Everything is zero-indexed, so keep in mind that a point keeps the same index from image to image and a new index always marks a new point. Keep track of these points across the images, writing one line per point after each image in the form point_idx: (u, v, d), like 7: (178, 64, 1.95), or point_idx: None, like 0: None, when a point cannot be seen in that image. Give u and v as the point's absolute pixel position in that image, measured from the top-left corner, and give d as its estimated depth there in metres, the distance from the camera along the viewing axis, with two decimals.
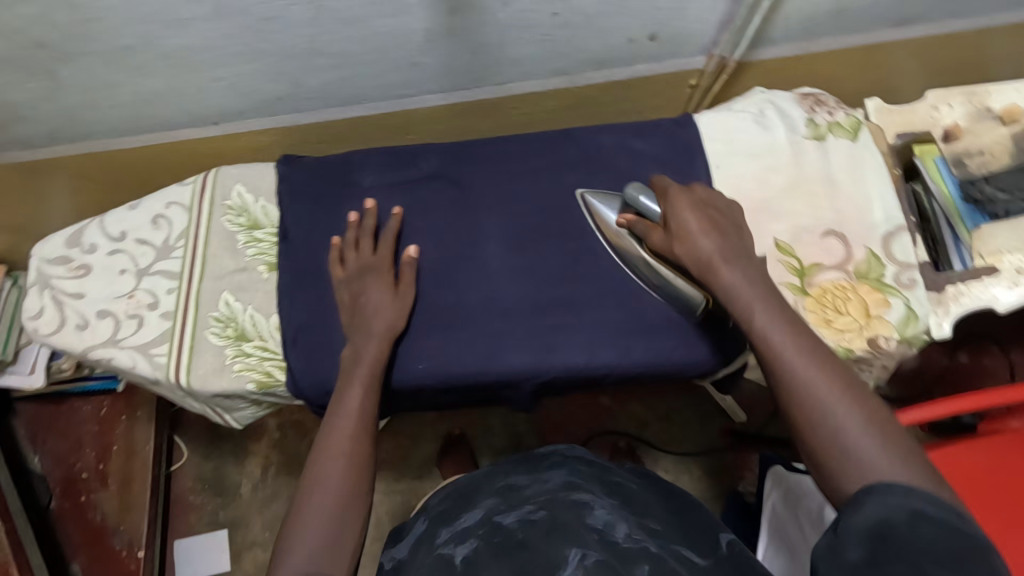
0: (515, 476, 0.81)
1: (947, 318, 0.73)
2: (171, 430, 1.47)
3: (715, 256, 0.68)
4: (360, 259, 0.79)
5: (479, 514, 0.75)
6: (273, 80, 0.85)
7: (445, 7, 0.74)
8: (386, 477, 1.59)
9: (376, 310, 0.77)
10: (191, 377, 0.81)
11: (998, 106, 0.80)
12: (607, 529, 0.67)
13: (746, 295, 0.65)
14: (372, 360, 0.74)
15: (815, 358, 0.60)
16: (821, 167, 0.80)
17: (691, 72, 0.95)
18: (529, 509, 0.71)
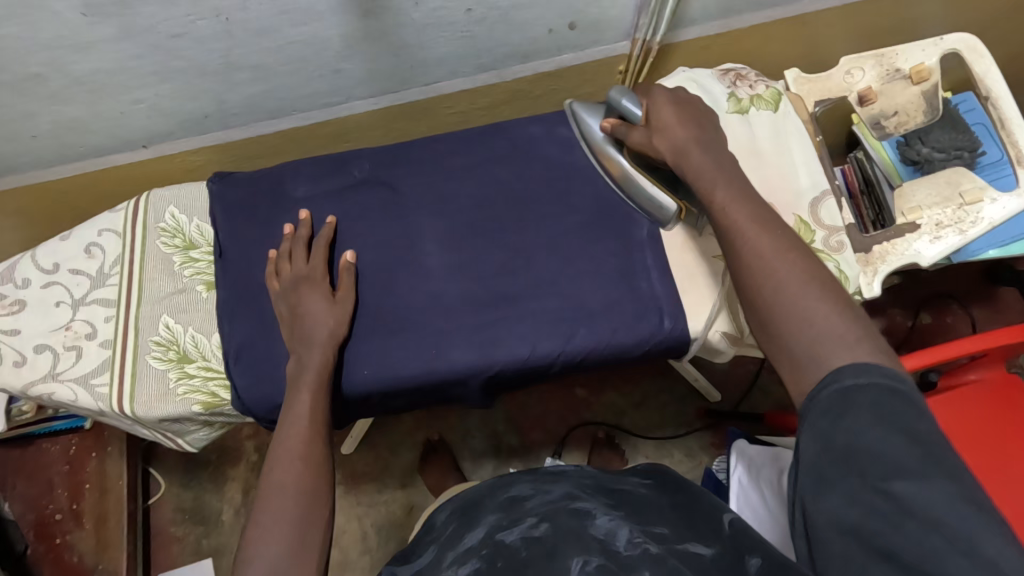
0: (516, 490, 0.80)
1: (877, 278, 0.74)
2: (146, 462, 1.44)
3: (690, 142, 0.66)
4: (294, 270, 0.79)
5: (480, 532, 0.72)
6: (195, 98, 0.84)
7: (357, 12, 0.74)
8: (369, 489, 1.57)
9: (316, 315, 0.76)
10: (135, 404, 0.80)
11: (908, 64, 0.81)
12: (610, 537, 0.66)
13: (719, 183, 0.63)
14: (317, 366, 0.73)
15: (785, 244, 0.58)
16: (746, 139, 0.81)
17: (618, 57, 0.95)
18: (531, 524, 0.70)
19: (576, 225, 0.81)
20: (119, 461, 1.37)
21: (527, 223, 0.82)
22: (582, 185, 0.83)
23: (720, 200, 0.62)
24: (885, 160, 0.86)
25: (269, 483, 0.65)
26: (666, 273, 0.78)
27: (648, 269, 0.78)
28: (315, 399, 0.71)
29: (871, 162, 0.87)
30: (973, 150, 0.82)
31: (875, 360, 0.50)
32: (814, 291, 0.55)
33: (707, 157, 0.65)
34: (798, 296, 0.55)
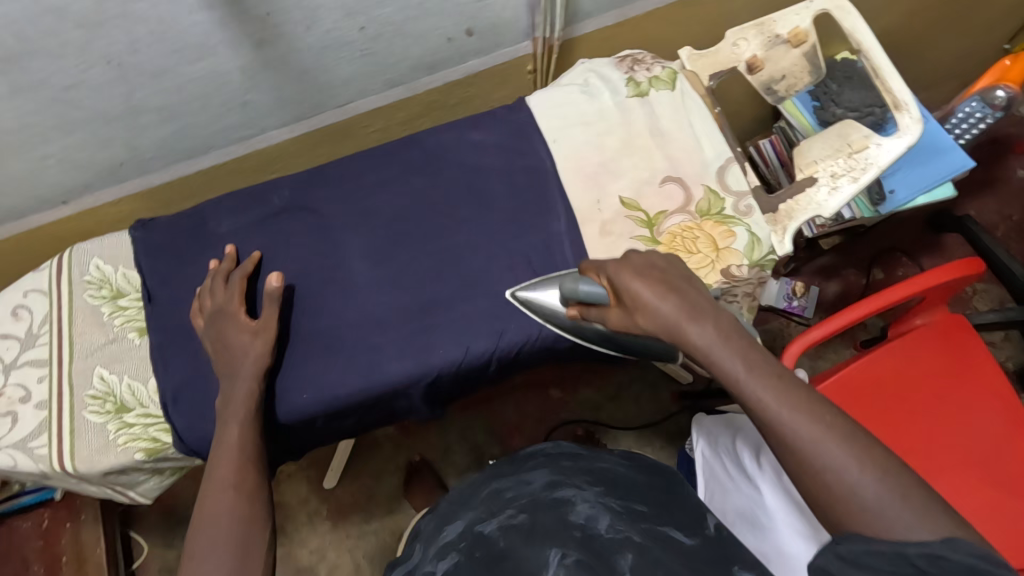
0: (499, 480, 0.82)
1: (786, 235, 0.76)
2: (124, 527, 1.43)
3: (676, 316, 0.58)
4: (214, 303, 0.78)
5: (461, 526, 0.74)
6: (104, 146, 0.84)
7: (250, 42, 0.75)
8: (356, 521, 1.55)
9: (238, 347, 0.75)
10: (76, 461, 0.79)
11: (785, 30, 0.80)
12: (590, 523, 0.69)
13: (729, 358, 0.55)
14: (245, 395, 0.73)
15: (812, 411, 0.53)
16: (647, 120, 0.84)
17: (524, 58, 0.98)
18: (511, 515, 0.72)
19: (496, 223, 0.83)
20: (95, 528, 1.35)
21: (450, 228, 0.84)
22: (499, 184, 0.85)
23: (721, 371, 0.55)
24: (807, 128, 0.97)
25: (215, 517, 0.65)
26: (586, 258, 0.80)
27: (568, 256, 0.81)
28: (245, 427, 0.71)
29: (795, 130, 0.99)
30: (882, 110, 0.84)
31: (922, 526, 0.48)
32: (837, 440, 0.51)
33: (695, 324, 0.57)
34: (834, 460, 0.51)
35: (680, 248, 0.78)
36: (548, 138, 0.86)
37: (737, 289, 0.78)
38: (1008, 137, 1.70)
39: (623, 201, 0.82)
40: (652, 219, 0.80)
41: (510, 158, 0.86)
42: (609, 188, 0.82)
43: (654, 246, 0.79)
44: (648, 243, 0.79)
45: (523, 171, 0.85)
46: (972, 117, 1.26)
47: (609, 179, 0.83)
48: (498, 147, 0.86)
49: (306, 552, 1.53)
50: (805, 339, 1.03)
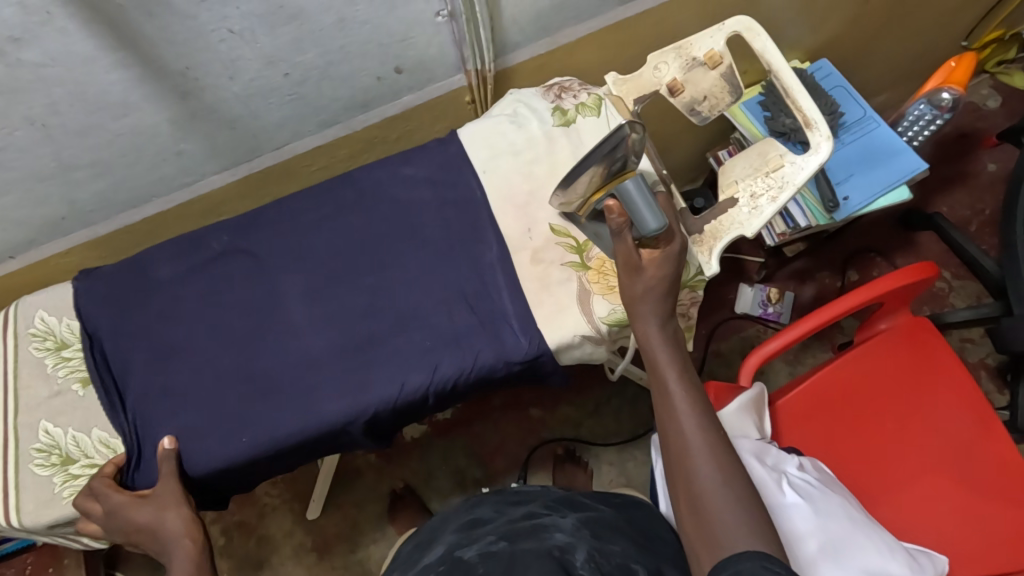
0: (479, 513, 0.88)
1: (712, 256, 0.76)
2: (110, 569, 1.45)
3: (647, 297, 0.71)
4: (111, 502, 0.75)
5: (441, 552, 0.80)
6: (44, 203, 0.87)
7: (174, 95, 0.77)
8: (340, 551, 1.54)
9: (153, 521, 0.75)
10: (22, 515, 0.79)
11: (701, 52, 0.80)
12: (569, 546, 0.73)
13: (667, 361, 0.68)
14: (187, 562, 0.72)
15: (712, 440, 0.63)
16: (571, 148, 0.85)
17: (461, 90, 0.99)
18: (489, 543, 0.77)
19: (429, 255, 0.84)
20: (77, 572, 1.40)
21: (387, 264, 0.85)
22: (431, 218, 0.86)
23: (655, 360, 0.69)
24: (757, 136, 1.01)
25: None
26: (518, 288, 0.81)
27: (499, 287, 0.81)
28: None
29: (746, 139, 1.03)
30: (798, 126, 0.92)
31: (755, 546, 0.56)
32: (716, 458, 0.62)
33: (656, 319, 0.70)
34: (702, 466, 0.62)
35: (609, 272, 0.79)
36: (479, 169, 0.87)
37: None
38: (972, 131, 1.70)
39: (553, 227, 0.83)
40: (582, 245, 0.81)
41: (443, 192, 0.87)
42: (539, 216, 0.83)
43: (584, 271, 0.80)
44: (578, 268, 0.80)
45: (456, 203, 0.86)
46: (922, 119, 1.26)
47: (538, 208, 0.84)
48: (430, 180, 0.87)
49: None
50: (760, 354, 1.00)
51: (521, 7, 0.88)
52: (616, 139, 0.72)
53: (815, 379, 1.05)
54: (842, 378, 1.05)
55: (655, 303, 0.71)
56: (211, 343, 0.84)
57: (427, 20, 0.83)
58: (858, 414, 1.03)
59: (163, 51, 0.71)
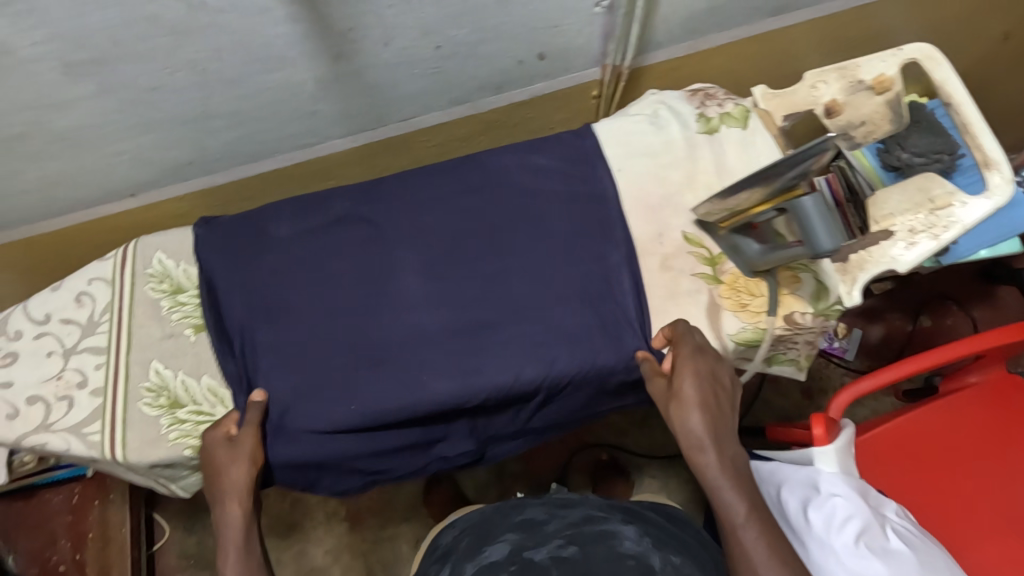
0: (531, 512, 0.87)
1: (855, 287, 0.73)
2: (149, 508, 1.52)
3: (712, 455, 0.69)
4: (214, 438, 0.78)
5: (505, 548, 0.80)
6: (176, 146, 0.87)
7: (328, 55, 0.77)
8: (371, 525, 1.53)
9: (222, 467, 0.76)
10: (127, 451, 0.81)
11: (868, 76, 0.78)
12: (642, 558, 0.77)
13: (726, 487, 0.69)
14: (237, 523, 0.75)
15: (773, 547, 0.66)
16: (712, 157, 0.83)
17: (591, 83, 0.98)
18: (560, 544, 0.78)
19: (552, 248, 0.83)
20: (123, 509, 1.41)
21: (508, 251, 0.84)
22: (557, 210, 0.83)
23: (722, 511, 0.68)
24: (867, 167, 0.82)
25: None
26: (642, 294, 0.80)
27: (624, 289, 0.79)
28: (240, 548, 0.75)
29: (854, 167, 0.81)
30: (953, 153, 0.75)
31: None
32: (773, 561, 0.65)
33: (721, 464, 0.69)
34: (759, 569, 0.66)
35: (742, 288, 0.77)
36: (612, 165, 0.85)
37: (799, 337, 0.77)
38: None
39: (686, 235, 0.81)
40: (716, 258, 0.79)
41: (572, 186, 0.85)
42: (670, 224, 0.81)
43: (716, 285, 0.78)
44: (710, 281, 0.78)
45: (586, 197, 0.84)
46: None
47: (671, 214, 0.82)
48: (559, 172, 0.86)
49: (323, 554, 1.51)
50: (849, 392, 0.94)
51: (677, 7, 0.86)
52: (812, 151, 0.60)
53: (886, 428, 0.95)
54: (918, 428, 0.95)
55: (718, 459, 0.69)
56: (326, 305, 0.83)
57: (585, 9, 0.81)
58: (937, 471, 0.92)
59: (334, 10, 0.70)
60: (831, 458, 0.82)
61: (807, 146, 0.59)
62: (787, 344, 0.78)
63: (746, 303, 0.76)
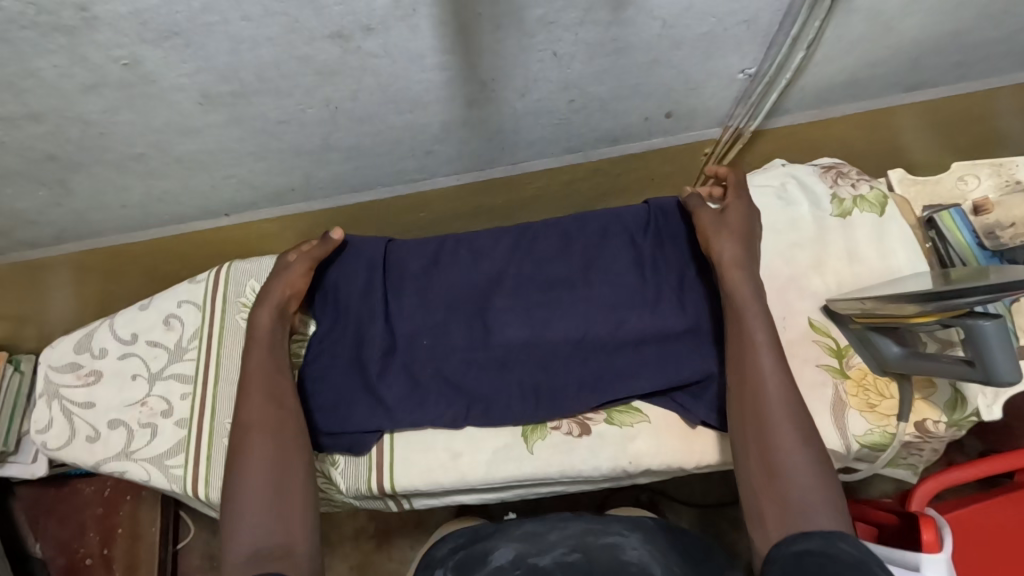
0: (533, 522, 0.81)
1: (997, 401, 0.70)
2: (178, 507, 1.36)
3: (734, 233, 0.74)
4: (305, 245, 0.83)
5: (510, 552, 0.76)
6: (285, 174, 0.84)
7: (463, 101, 0.74)
8: (402, 546, 1.31)
9: (272, 283, 0.80)
10: (210, 490, 0.78)
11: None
12: (644, 565, 0.73)
13: (747, 304, 0.69)
14: (262, 340, 0.75)
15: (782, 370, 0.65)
16: (845, 242, 0.79)
17: (706, 142, 0.94)
18: (563, 551, 0.75)
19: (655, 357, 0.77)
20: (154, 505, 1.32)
21: (586, 260, 0.82)
22: (632, 257, 0.82)
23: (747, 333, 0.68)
24: (963, 244, 0.78)
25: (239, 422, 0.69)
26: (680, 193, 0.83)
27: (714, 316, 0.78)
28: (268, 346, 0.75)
29: (946, 244, 0.78)
30: None
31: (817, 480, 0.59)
32: (797, 425, 0.62)
33: (759, 318, 0.68)
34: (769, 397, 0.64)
35: (870, 387, 0.73)
36: None
37: (927, 444, 0.73)
38: None
39: (813, 323, 0.77)
40: (843, 349, 0.75)
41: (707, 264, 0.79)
42: (798, 307, 0.77)
43: (843, 379, 0.74)
44: (835, 374, 0.74)
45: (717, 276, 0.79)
46: None
47: (797, 296, 0.78)
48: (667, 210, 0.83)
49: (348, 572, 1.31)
50: (942, 481, 0.85)
51: (817, 78, 0.83)
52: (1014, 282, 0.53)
53: (959, 519, 0.88)
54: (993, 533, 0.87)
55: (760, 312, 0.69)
56: (453, 395, 0.79)
57: (730, 74, 0.78)
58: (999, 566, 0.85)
59: (485, 60, 0.67)
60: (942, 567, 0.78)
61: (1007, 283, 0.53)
62: (912, 449, 0.74)
63: (874, 404, 0.72)
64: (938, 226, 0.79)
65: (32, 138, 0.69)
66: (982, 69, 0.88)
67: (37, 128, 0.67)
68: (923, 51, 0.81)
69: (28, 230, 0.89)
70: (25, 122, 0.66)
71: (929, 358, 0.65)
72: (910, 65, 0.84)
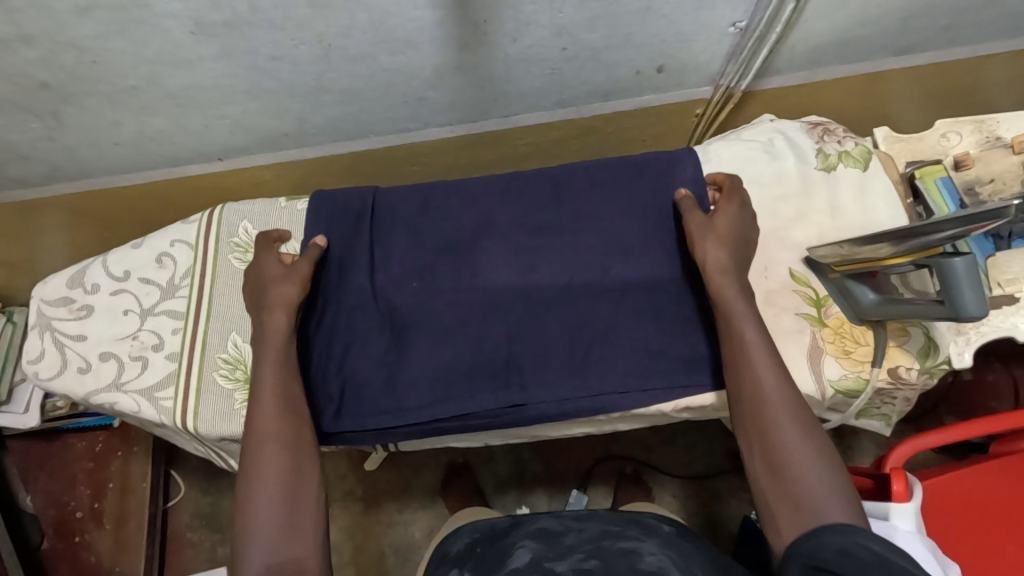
0: (547, 524, 0.83)
1: (968, 348, 0.72)
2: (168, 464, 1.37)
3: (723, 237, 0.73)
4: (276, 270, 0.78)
5: (526, 556, 0.74)
6: (279, 116, 0.85)
7: (455, 43, 0.75)
8: (389, 508, 1.33)
9: (257, 291, 0.78)
10: (198, 421, 0.79)
11: (1008, 134, 0.81)
12: (662, 569, 0.69)
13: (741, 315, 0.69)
14: (287, 286, 0.77)
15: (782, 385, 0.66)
16: (828, 196, 0.81)
17: (698, 101, 0.95)
18: (580, 558, 0.72)
19: (640, 302, 0.79)
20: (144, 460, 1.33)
21: (577, 211, 0.83)
22: (625, 207, 0.83)
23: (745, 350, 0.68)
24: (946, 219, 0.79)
25: (258, 430, 0.69)
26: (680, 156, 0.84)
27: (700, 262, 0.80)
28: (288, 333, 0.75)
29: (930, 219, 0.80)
30: None
31: (828, 485, 0.61)
32: (798, 432, 0.64)
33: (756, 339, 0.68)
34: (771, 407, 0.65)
35: (847, 335, 0.75)
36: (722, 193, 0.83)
37: (899, 392, 0.75)
38: None
39: (793, 273, 0.78)
40: (822, 300, 0.77)
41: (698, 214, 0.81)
42: (778, 259, 0.79)
43: (820, 327, 0.75)
44: (813, 322, 0.76)
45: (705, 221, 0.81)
46: None
47: (779, 249, 0.80)
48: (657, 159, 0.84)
49: (335, 530, 1.32)
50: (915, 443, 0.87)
51: (806, 37, 0.84)
52: (980, 215, 0.55)
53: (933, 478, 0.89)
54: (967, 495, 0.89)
55: (760, 339, 0.68)
56: (439, 342, 0.80)
57: (720, 27, 0.79)
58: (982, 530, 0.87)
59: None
60: (910, 515, 0.80)
61: (973, 214, 0.55)
62: (885, 397, 0.76)
63: (850, 351, 0.74)
64: (924, 200, 0.80)
65: (26, 63, 0.70)
66: (973, 33, 0.88)
67: (30, 52, 0.68)
68: (912, 12, 0.82)
69: (24, 167, 0.90)
70: (19, 45, 0.67)
71: (903, 302, 0.67)
72: (899, 28, 0.85)
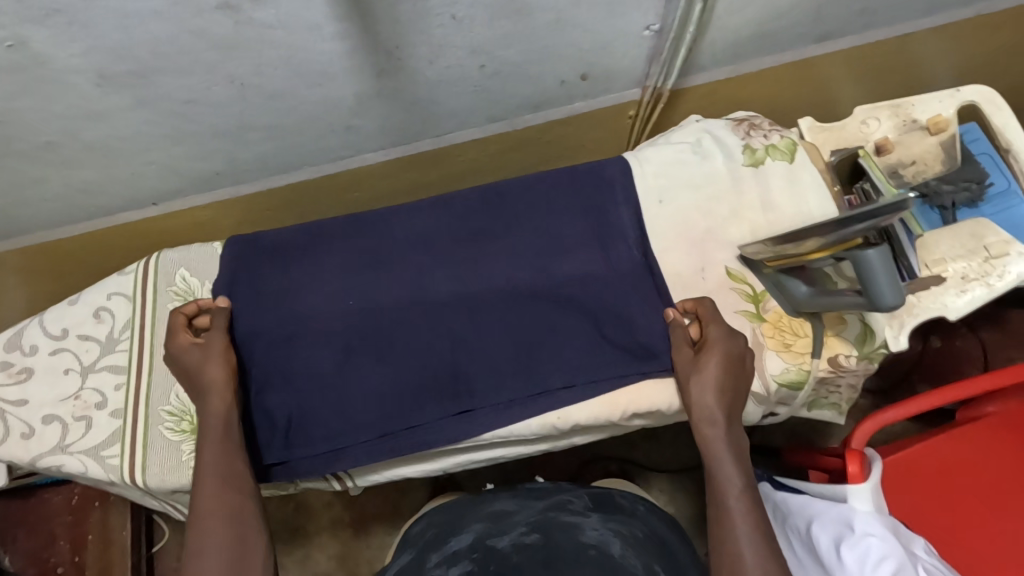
0: (502, 502, 0.82)
1: (903, 332, 0.73)
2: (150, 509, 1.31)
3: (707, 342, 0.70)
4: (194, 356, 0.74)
5: (469, 537, 0.76)
6: (206, 158, 0.84)
7: (372, 71, 0.74)
8: (379, 530, 1.30)
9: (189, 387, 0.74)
10: (146, 476, 0.78)
11: (923, 116, 0.83)
12: (602, 546, 0.73)
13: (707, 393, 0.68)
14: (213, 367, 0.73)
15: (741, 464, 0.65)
16: (759, 191, 0.81)
17: (629, 103, 0.96)
18: (523, 532, 0.75)
19: (582, 307, 0.79)
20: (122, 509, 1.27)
21: (512, 220, 0.83)
22: (559, 216, 0.83)
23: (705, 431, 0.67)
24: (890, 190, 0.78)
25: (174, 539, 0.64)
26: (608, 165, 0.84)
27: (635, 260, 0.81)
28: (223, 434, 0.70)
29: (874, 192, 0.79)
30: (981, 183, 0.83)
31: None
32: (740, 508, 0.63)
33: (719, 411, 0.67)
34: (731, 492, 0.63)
35: (786, 329, 0.75)
36: (654, 198, 0.83)
37: (842, 380, 0.76)
38: None
39: (730, 272, 0.79)
40: (759, 295, 0.77)
41: (629, 215, 0.82)
42: (715, 257, 0.80)
43: (759, 323, 0.76)
44: (752, 318, 0.76)
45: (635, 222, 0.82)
46: None
47: (715, 247, 0.80)
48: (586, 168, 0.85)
49: (325, 560, 1.29)
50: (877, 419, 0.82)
51: (722, 35, 0.85)
52: (884, 209, 0.56)
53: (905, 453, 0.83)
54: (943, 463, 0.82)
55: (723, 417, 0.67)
56: (381, 361, 0.79)
57: (636, 32, 0.80)
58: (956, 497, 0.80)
59: (383, 27, 0.68)
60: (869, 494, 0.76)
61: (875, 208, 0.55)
62: (829, 385, 0.76)
63: (790, 344, 0.74)
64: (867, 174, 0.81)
65: None
66: (891, 14, 0.89)
67: None
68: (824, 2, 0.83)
69: None
70: None
71: (833, 293, 0.68)
72: (816, 17, 0.86)
